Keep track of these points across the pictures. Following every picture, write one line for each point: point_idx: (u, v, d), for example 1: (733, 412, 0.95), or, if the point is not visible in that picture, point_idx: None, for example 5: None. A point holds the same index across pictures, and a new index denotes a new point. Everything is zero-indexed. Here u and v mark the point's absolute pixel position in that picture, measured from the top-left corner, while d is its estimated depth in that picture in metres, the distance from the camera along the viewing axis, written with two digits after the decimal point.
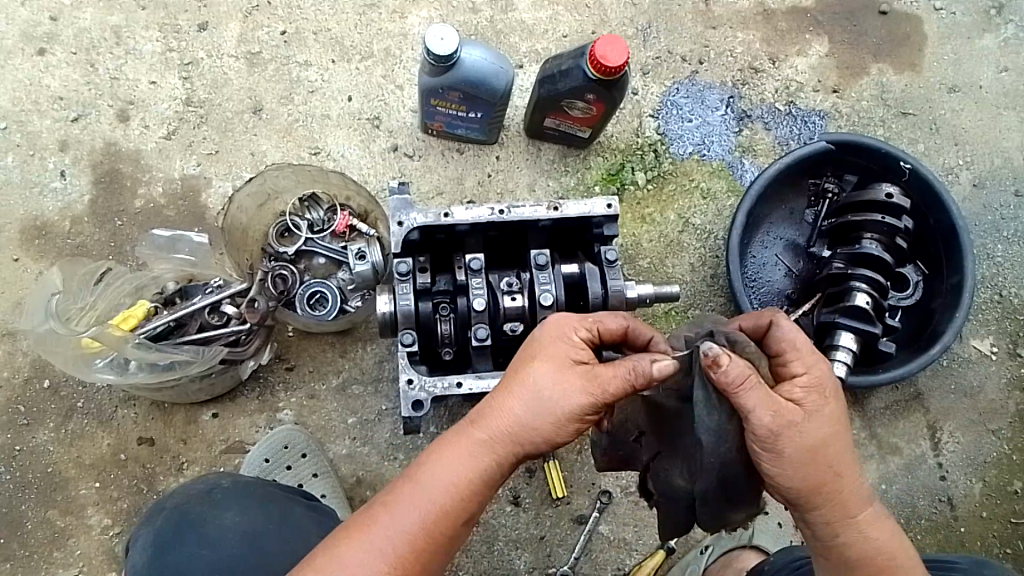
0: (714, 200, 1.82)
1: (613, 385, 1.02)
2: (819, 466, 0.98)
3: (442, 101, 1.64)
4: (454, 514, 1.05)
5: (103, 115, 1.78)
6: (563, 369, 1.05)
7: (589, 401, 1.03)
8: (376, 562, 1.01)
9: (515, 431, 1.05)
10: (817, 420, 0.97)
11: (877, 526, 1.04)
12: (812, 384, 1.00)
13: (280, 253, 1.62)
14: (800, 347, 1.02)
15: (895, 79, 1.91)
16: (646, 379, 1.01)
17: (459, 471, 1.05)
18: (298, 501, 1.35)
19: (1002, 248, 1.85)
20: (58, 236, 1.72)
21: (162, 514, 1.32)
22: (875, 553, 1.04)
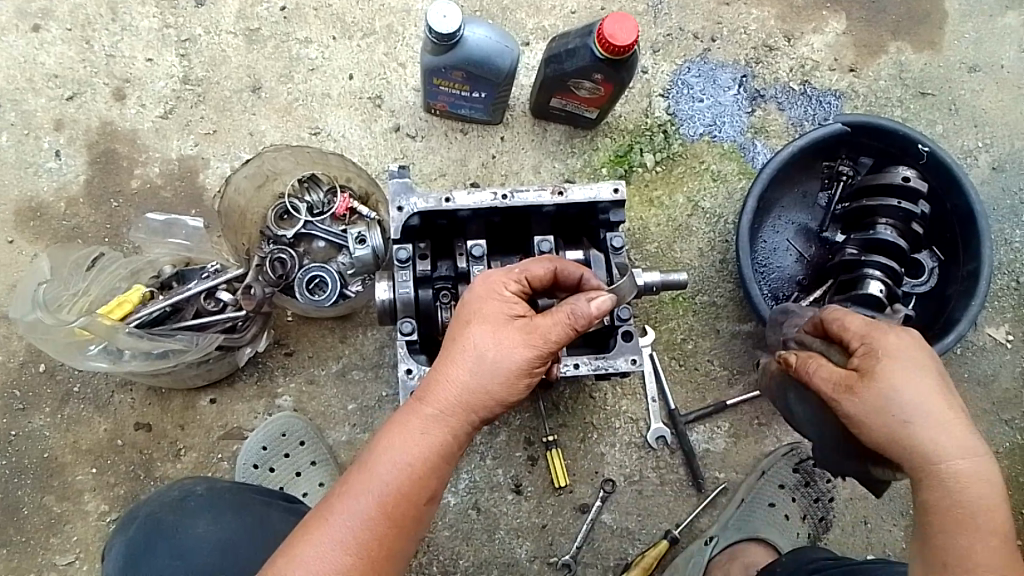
0: (724, 183, 1.77)
1: (552, 333, 1.04)
2: (894, 423, 1.00)
3: (445, 80, 1.60)
4: (414, 497, 1.02)
5: (98, 93, 1.74)
6: (500, 327, 1.05)
7: (530, 353, 1.03)
8: (338, 555, 0.98)
9: (464, 397, 1.03)
10: (879, 381, 1.02)
11: (961, 479, 0.97)
12: (863, 346, 1.06)
13: (279, 236, 1.59)
14: (853, 322, 1.10)
15: (914, 58, 1.85)
16: (583, 320, 1.04)
17: (412, 446, 1.03)
18: (274, 505, 1.33)
19: (1021, 233, 1.80)
20: (54, 217, 1.69)
21: (134, 524, 1.30)
22: (948, 504, 0.97)
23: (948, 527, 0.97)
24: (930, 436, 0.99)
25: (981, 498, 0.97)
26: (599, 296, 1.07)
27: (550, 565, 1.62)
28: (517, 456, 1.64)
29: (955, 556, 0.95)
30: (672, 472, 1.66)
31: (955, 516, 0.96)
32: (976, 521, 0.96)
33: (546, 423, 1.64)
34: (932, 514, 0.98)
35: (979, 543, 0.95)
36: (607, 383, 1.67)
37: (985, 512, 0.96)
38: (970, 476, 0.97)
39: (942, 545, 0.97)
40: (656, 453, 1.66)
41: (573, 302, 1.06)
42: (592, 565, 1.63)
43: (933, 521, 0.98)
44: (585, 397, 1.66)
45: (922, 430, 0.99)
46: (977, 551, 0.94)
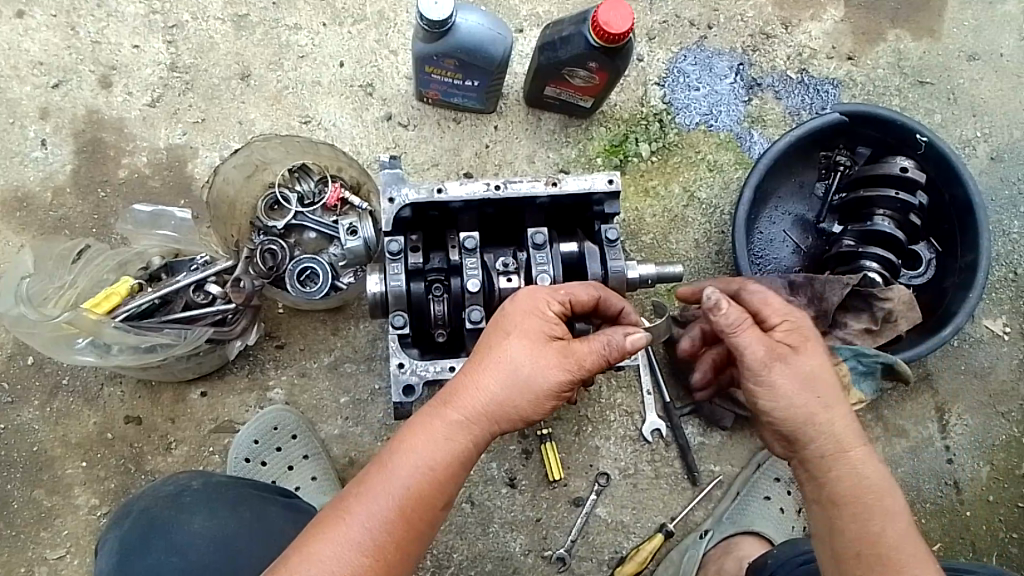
0: (721, 173, 1.75)
1: (588, 360, 1.06)
2: (815, 404, 1.08)
3: (437, 68, 1.57)
4: (433, 502, 1.02)
5: (84, 81, 1.70)
6: (538, 344, 1.05)
7: (564, 375, 1.04)
8: (355, 556, 0.97)
9: (491, 407, 1.03)
10: (800, 362, 1.09)
11: (865, 466, 1.08)
12: (789, 326, 1.14)
13: (269, 227, 1.56)
14: (774, 303, 1.18)
15: (912, 46, 1.82)
16: (620, 350, 1.07)
17: (435, 451, 1.02)
18: (273, 501, 1.31)
19: (1018, 224, 1.78)
20: (40, 208, 1.66)
21: (128, 518, 1.28)
22: (854, 489, 1.07)
23: (854, 511, 1.06)
24: (837, 421, 1.08)
25: (881, 484, 1.07)
26: (637, 331, 1.10)
27: (544, 559, 1.61)
28: (511, 449, 1.63)
29: (869, 540, 1.04)
30: (667, 466, 1.64)
31: (863, 502, 1.06)
32: (880, 504, 1.06)
33: (540, 416, 1.63)
34: (841, 499, 1.07)
35: (886, 527, 1.05)
36: (602, 376, 1.66)
37: (887, 496, 1.07)
38: (869, 463, 1.08)
39: (853, 530, 1.05)
40: (651, 446, 1.64)
41: (614, 331, 1.08)
42: (587, 559, 1.61)
43: (840, 507, 1.07)
44: (579, 390, 1.65)
45: (832, 416, 1.08)
46: (887, 533, 1.04)
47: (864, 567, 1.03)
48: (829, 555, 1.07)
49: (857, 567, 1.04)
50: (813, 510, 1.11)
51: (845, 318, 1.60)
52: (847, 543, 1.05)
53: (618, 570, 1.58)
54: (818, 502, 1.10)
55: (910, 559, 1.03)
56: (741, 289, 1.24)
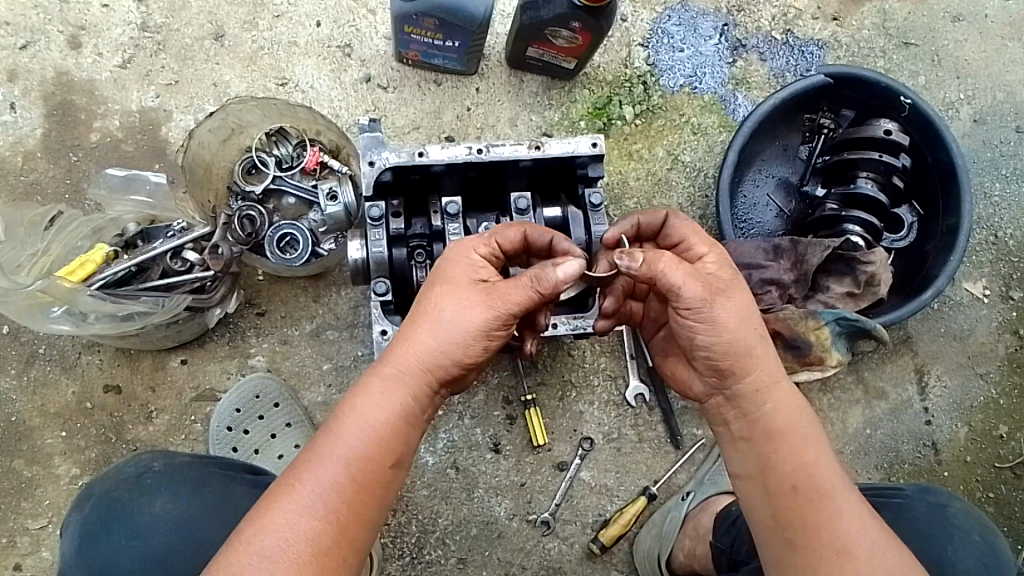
0: (705, 136, 1.73)
1: (511, 295, 1.02)
2: (754, 336, 1.06)
3: (417, 27, 1.53)
4: (380, 458, 1.01)
5: (53, 42, 1.65)
6: (463, 290, 1.03)
7: (489, 315, 1.01)
8: (306, 520, 0.97)
9: (425, 359, 1.02)
10: (736, 295, 1.06)
11: (794, 401, 1.10)
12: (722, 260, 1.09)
13: (247, 192, 1.54)
14: (700, 233, 1.12)
15: (898, 7, 1.81)
16: (543, 284, 1.01)
17: (377, 410, 1.02)
18: (240, 479, 1.29)
19: (1000, 187, 1.79)
20: (10, 173, 1.61)
21: (88, 502, 1.26)
22: (786, 423, 1.08)
23: (788, 444, 1.07)
24: (769, 356, 1.08)
25: (808, 419, 1.09)
26: (566, 261, 1.03)
27: (529, 523, 1.61)
28: (495, 415, 1.62)
29: (803, 472, 1.05)
30: (650, 429, 1.65)
31: (796, 435, 1.08)
32: (810, 437, 1.08)
33: (525, 382, 1.62)
34: (776, 434, 1.08)
35: (818, 458, 1.07)
36: (586, 341, 1.65)
37: (813, 430, 1.09)
38: (795, 399, 1.10)
39: (787, 463, 1.06)
40: (634, 410, 1.65)
41: (538, 267, 1.03)
42: (571, 522, 1.62)
43: (774, 442, 1.08)
44: (563, 355, 1.65)
45: (762, 350, 1.08)
46: (819, 464, 1.06)
47: (797, 498, 1.05)
48: (759, 489, 1.07)
49: (791, 499, 1.05)
50: (741, 446, 1.11)
51: (827, 282, 1.59)
52: (780, 476, 1.06)
53: (603, 533, 1.59)
54: (749, 437, 1.10)
55: (841, 488, 1.06)
56: (667, 216, 1.17)
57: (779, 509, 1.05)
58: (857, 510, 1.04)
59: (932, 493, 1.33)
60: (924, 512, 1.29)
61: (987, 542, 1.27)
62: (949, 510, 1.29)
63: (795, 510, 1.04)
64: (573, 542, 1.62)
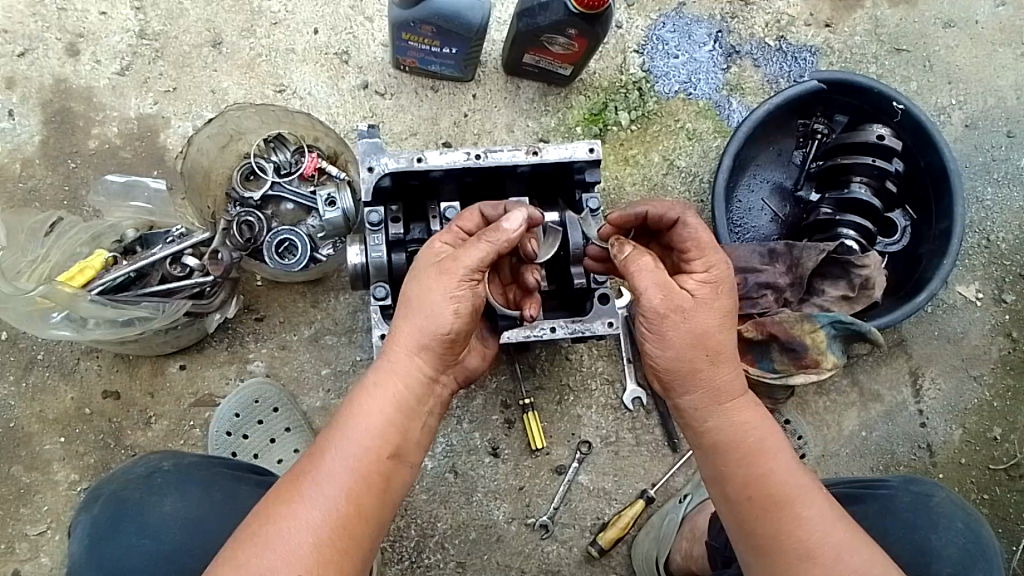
0: (700, 141, 1.75)
1: (466, 258, 1.01)
2: (703, 356, 1.05)
3: (414, 34, 1.55)
4: (376, 450, 1.02)
5: (51, 49, 1.66)
6: (425, 269, 1.04)
7: (452, 284, 1.01)
8: (310, 513, 0.99)
9: (409, 347, 1.04)
10: (699, 313, 1.03)
11: (748, 412, 1.09)
12: (708, 274, 1.06)
13: (245, 198, 1.55)
14: (705, 242, 1.08)
15: (890, 13, 1.83)
16: (496, 240, 1.01)
17: (374, 406, 1.04)
18: (246, 480, 1.30)
19: (992, 191, 1.81)
20: (8, 179, 1.62)
21: (97, 503, 1.26)
22: (740, 437, 1.08)
23: (743, 458, 1.07)
24: (724, 372, 1.06)
25: (763, 428, 1.09)
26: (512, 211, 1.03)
27: (528, 526, 1.62)
28: (493, 419, 1.63)
29: (760, 485, 1.06)
30: (648, 433, 1.66)
31: (750, 449, 1.08)
32: (765, 448, 1.08)
33: (522, 386, 1.63)
34: (728, 449, 1.07)
35: (775, 468, 1.07)
36: (584, 345, 1.66)
37: (768, 437, 1.09)
38: (748, 409, 1.09)
39: (743, 478, 1.07)
40: (632, 414, 1.66)
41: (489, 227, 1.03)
42: (570, 525, 1.63)
43: (729, 457, 1.07)
44: (561, 359, 1.66)
45: (712, 368, 1.06)
46: (776, 474, 1.07)
47: (759, 512, 1.06)
48: (721, 502, 1.09)
49: (753, 514, 1.06)
50: (699, 459, 1.11)
51: (822, 286, 1.61)
52: (738, 491, 1.07)
53: (601, 536, 1.60)
54: (703, 452, 1.10)
55: (803, 494, 1.07)
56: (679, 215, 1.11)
57: (742, 522, 1.07)
58: (820, 515, 1.06)
59: (915, 483, 1.34)
60: (907, 502, 1.30)
61: (970, 528, 1.29)
62: (932, 500, 1.31)
63: (757, 524, 1.06)
64: (572, 546, 1.63)
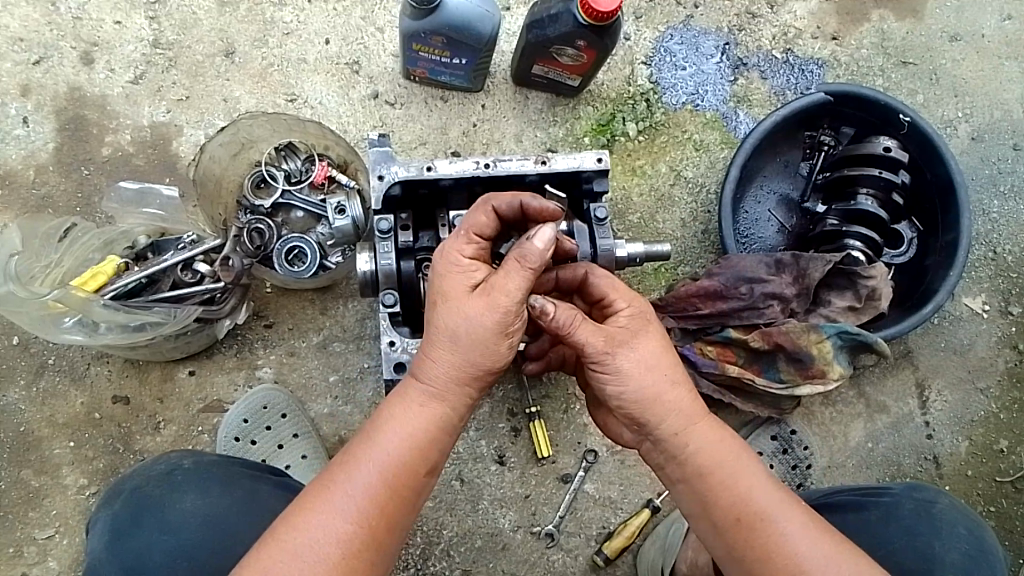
0: (707, 152, 1.76)
1: (510, 286, 0.99)
2: (662, 382, 1.07)
3: (425, 46, 1.56)
4: (414, 467, 1.03)
5: (66, 57, 1.68)
6: (463, 297, 1.02)
7: (500, 313, 1.00)
8: (339, 521, 0.99)
9: (455, 373, 1.03)
10: (640, 343, 1.07)
11: (715, 433, 1.10)
12: (634, 313, 1.11)
13: (256, 206, 1.56)
14: (620, 287, 1.14)
15: (896, 27, 1.84)
16: (535, 264, 0.99)
17: (415, 424, 1.04)
18: (265, 480, 1.32)
19: (998, 204, 1.81)
20: (23, 186, 1.64)
21: (118, 500, 1.28)
22: (715, 460, 1.09)
23: (721, 481, 1.08)
24: (685, 397, 1.08)
25: (732, 449, 1.10)
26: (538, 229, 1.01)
27: (534, 535, 1.62)
28: (499, 427, 1.64)
29: (742, 506, 1.07)
30: None
31: (726, 469, 1.09)
32: (739, 468, 1.09)
33: (529, 394, 1.64)
34: (706, 472, 1.08)
35: (753, 487, 1.08)
36: None
37: (741, 456, 1.10)
38: (719, 431, 1.11)
39: (721, 500, 1.07)
40: None
41: (517, 246, 1.01)
42: (575, 534, 1.63)
43: (709, 480, 1.08)
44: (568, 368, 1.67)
45: (673, 397, 1.08)
46: (756, 492, 1.07)
47: (743, 534, 1.06)
48: (709, 531, 1.09)
49: (740, 536, 1.06)
50: (680, 491, 1.11)
51: (829, 296, 1.61)
52: (722, 515, 1.07)
53: (607, 546, 1.60)
54: (682, 481, 1.11)
55: (784, 510, 1.07)
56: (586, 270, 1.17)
57: (731, 546, 1.07)
58: (804, 528, 1.06)
59: (919, 490, 1.34)
60: (910, 509, 1.30)
61: (973, 535, 1.28)
62: (936, 506, 1.31)
63: (744, 545, 1.06)
64: (577, 554, 1.63)
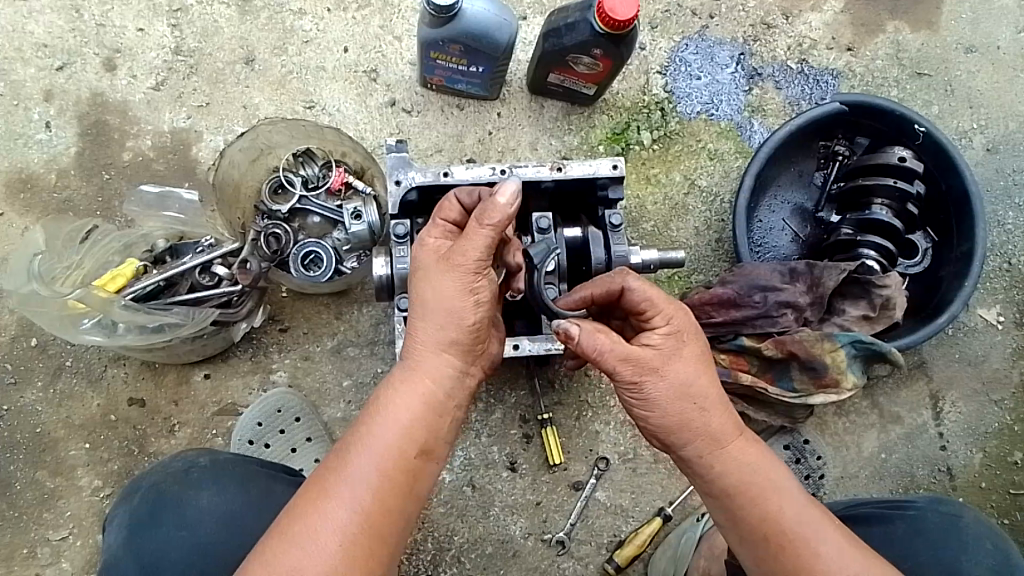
0: (721, 161, 1.77)
1: (470, 247, 1.02)
2: (690, 410, 1.08)
3: (442, 54, 1.58)
4: (404, 447, 1.03)
5: (88, 64, 1.71)
6: (429, 270, 1.05)
7: (461, 274, 1.03)
8: (335, 507, 1.00)
9: (433, 343, 1.06)
10: (669, 371, 1.06)
11: (749, 451, 1.11)
12: (671, 334, 1.09)
13: (274, 211, 1.56)
14: (659, 299, 1.10)
15: (911, 38, 1.84)
16: (491, 219, 1.01)
17: (402, 402, 1.05)
18: (280, 478, 1.33)
19: (1013, 215, 1.81)
20: (44, 190, 1.66)
21: (137, 496, 1.29)
22: (743, 480, 1.09)
23: (749, 501, 1.09)
24: (717, 418, 1.09)
25: (766, 467, 1.11)
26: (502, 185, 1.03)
27: (544, 542, 1.63)
28: (512, 433, 1.64)
29: (771, 526, 1.07)
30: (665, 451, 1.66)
31: (756, 490, 1.09)
32: (770, 489, 1.09)
33: (542, 401, 1.64)
34: (735, 493, 1.09)
35: (782, 507, 1.08)
36: None
37: (771, 475, 1.10)
38: (749, 449, 1.11)
39: (751, 520, 1.08)
40: None
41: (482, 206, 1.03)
42: (586, 542, 1.63)
43: (736, 500, 1.09)
44: (580, 374, 1.67)
45: (709, 417, 1.08)
46: (786, 513, 1.08)
47: (770, 554, 1.07)
48: (738, 548, 1.10)
49: (769, 555, 1.07)
50: (710, 504, 1.13)
51: (843, 305, 1.62)
52: (750, 533, 1.08)
53: (618, 552, 1.60)
54: (711, 496, 1.11)
55: (815, 529, 1.07)
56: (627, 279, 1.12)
57: (760, 562, 1.08)
58: (838, 547, 1.06)
59: (943, 504, 1.34)
60: (936, 522, 1.30)
61: (999, 549, 1.27)
62: (961, 520, 1.30)
63: (774, 564, 1.07)
64: (588, 562, 1.63)
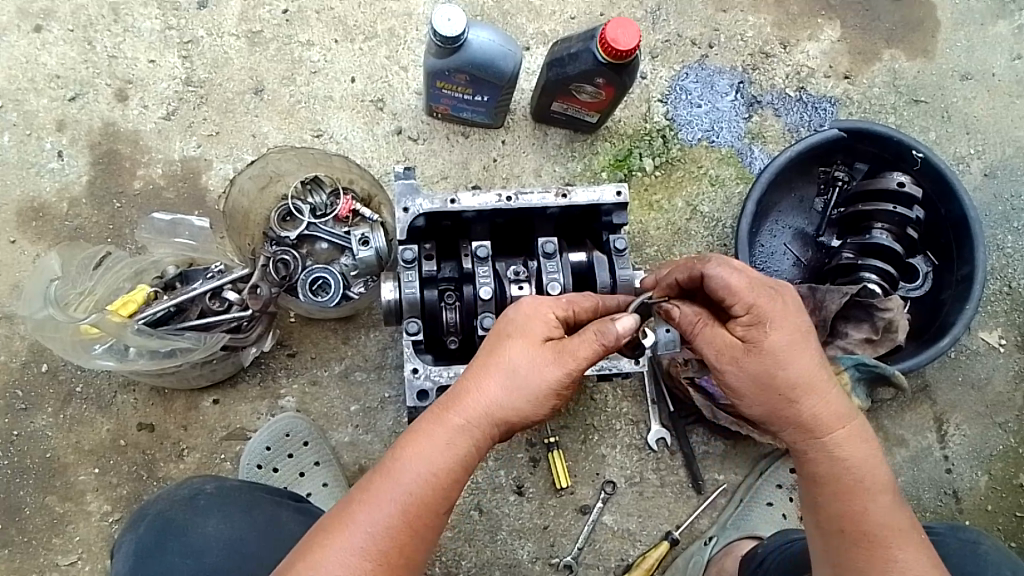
0: (723, 187, 1.79)
1: (583, 354, 1.05)
2: (773, 400, 1.06)
3: (448, 83, 1.61)
4: (434, 505, 1.04)
5: (100, 94, 1.74)
6: (530, 342, 1.06)
7: (563, 371, 1.04)
8: (355, 560, 1.00)
9: (495, 411, 1.05)
10: (752, 360, 1.05)
11: (852, 443, 1.08)
12: (749, 320, 1.06)
13: (282, 237, 1.59)
14: (738, 285, 1.06)
15: (907, 66, 1.88)
16: (610, 337, 1.05)
17: (438, 457, 1.04)
18: (286, 504, 1.33)
19: (1012, 239, 1.83)
20: (56, 218, 1.69)
21: (143, 522, 1.29)
22: (839, 470, 1.07)
23: (837, 493, 1.07)
24: (803, 413, 1.06)
25: (867, 463, 1.08)
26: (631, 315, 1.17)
27: (552, 566, 1.63)
28: (518, 457, 1.65)
29: (852, 519, 1.06)
30: (672, 474, 1.66)
31: (847, 482, 1.07)
32: (864, 484, 1.07)
33: (547, 425, 1.65)
34: (822, 480, 1.08)
35: (870, 504, 1.06)
36: (608, 385, 1.68)
37: (871, 476, 1.07)
38: (857, 444, 1.08)
39: (837, 511, 1.07)
40: (656, 455, 1.67)
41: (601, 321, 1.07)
42: (593, 566, 1.63)
43: (822, 488, 1.08)
44: (587, 399, 1.67)
45: (805, 408, 1.06)
46: (872, 515, 1.06)
47: (846, 546, 1.06)
48: (817, 533, 1.10)
49: (842, 546, 1.06)
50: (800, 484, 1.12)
51: (846, 328, 1.63)
52: (829, 521, 1.08)
53: None
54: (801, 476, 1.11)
55: (894, 537, 1.06)
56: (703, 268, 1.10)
57: (832, 553, 1.07)
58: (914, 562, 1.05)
59: (958, 530, 1.34)
60: (953, 549, 1.30)
61: None
62: (979, 548, 1.30)
63: (844, 556, 1.06)
64: None
